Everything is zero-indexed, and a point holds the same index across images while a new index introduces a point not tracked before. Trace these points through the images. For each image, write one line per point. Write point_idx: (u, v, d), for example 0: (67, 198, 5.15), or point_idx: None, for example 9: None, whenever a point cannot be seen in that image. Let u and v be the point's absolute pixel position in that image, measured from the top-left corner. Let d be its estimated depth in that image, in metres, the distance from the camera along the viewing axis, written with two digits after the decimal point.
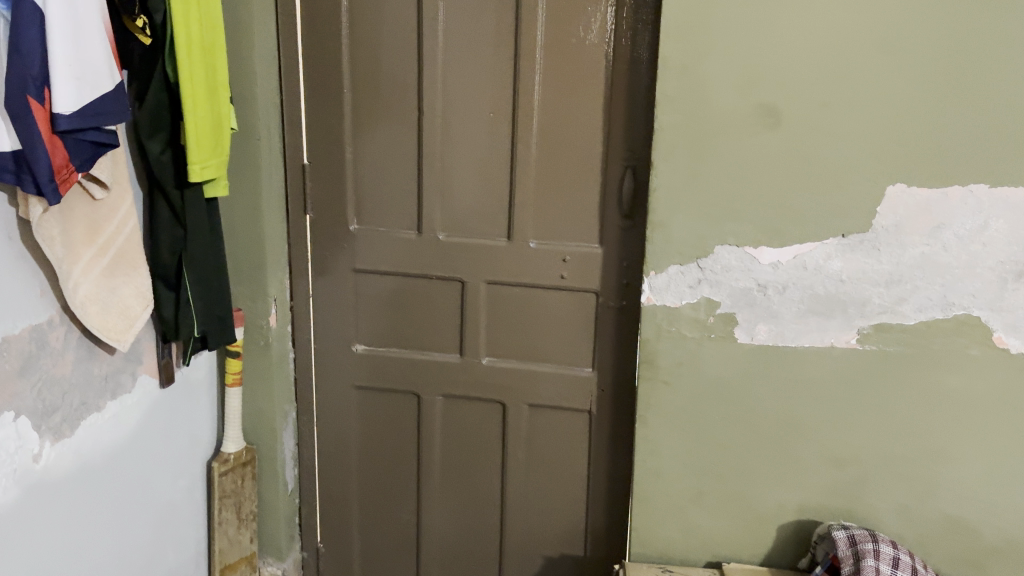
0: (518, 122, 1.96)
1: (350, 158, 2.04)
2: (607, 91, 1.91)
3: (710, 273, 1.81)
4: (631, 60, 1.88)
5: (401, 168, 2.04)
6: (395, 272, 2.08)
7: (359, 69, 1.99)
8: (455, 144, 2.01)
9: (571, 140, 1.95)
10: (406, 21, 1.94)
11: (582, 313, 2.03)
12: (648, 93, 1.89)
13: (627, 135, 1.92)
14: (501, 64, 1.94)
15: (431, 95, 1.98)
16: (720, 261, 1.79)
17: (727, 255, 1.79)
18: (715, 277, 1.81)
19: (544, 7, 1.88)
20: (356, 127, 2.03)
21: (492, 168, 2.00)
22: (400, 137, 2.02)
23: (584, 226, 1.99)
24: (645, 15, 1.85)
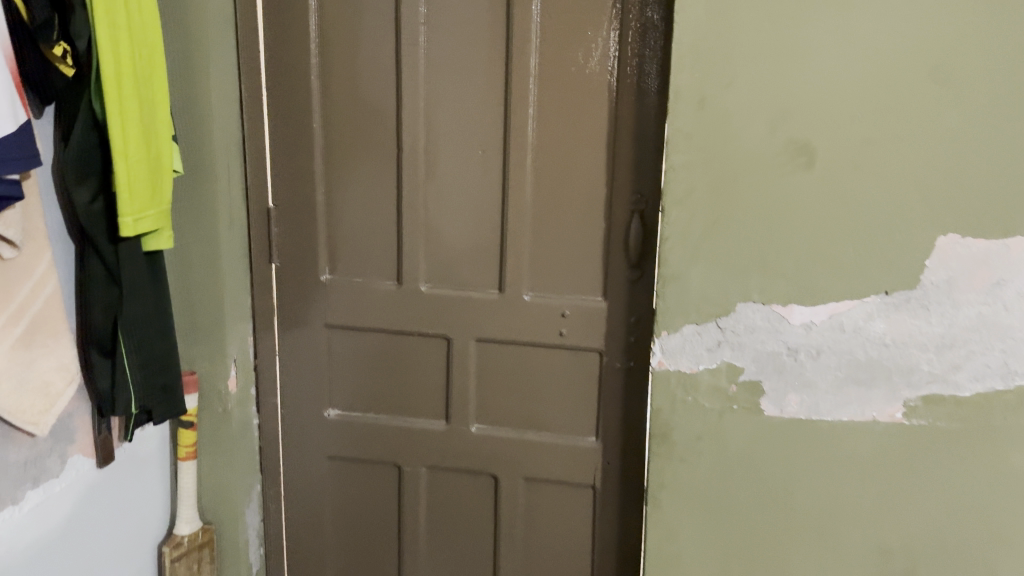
0: (509, 159, 1.73)
1: (322, 200, 1.81)
2: (611, 125, 1.68)
3: (731, 334, 1.56)
4: (638, 90, 1.65)
5: (379, 211, 1.81)
6: (372, 328, 1.84)
7: (331, 101, 1.77)
8: (439, 184, 1.78)
9: (571, 180, 1.72)
10: (382, 47, 1.73)
11: (585, 375, 1.79)
12: (657, 127, 1.66)
13: (634, 175, 1.69)
14: (490, 94, 1.72)
15: (412, 129, 1.76)
16: (743, 320, 1.55)
17: (751, 313, 1.55)
18: (737, 338, 1.56)
19: (539, 31, 1.66)
20: (328, 165, 1.80)
21: (481, 211, 1.77)
22: (378, 176, 1.79)
23: (586, 278, 1.76)
24: (653, 40, 1.62)
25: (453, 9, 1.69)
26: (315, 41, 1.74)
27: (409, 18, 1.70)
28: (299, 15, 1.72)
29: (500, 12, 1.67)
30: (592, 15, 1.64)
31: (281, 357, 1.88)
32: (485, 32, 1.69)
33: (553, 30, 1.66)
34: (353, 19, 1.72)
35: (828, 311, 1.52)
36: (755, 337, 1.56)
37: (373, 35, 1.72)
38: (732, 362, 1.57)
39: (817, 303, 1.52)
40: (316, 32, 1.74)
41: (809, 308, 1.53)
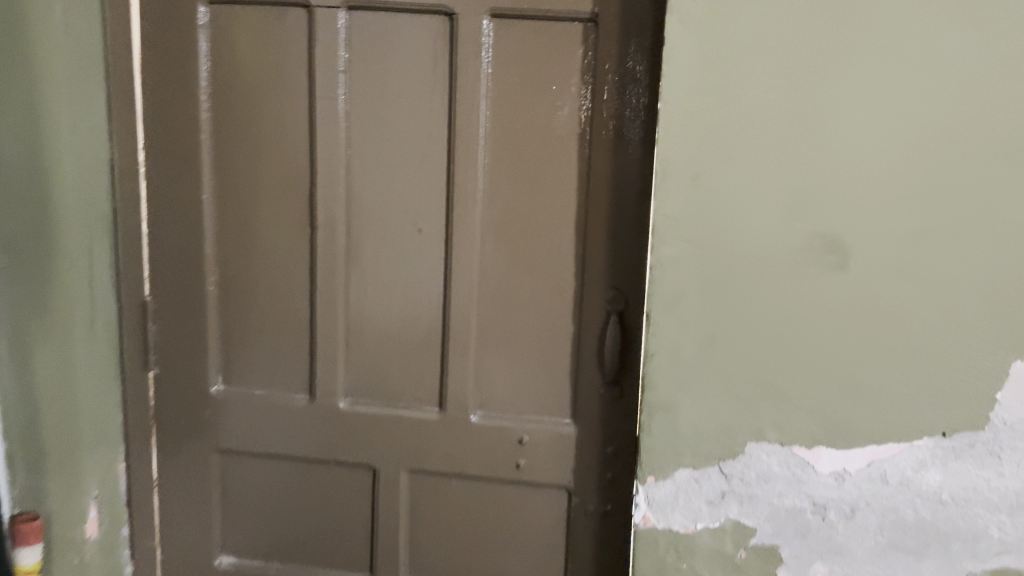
0: (452, 243, 1.36)
1: (215, 290, 1.44)
2: (580, 201, 1.32)
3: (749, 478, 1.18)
4: (615, 158, 1.29)
5: (288, 305, 1.43)
6: (276, 455, 1.47)
7: (229, 165, 1.40)
8: (364, 274, 1.40)
9: (530, 270, 1.35)
10: (292, 97, 1.36)
11: (547, 517, 1.40)
12: (639, 207, 1.29)
13: (610, 266, 1.32)
14: (428, 162, 1.35)
15: (329, 204, 1.38)
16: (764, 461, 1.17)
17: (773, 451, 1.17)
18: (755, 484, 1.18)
19: (491, 82, 1.31)
20: (224, 246, 1.43)
21: (416, 308, 1.40)
22: (286, 262, 1.42)
23: (548, 395, 1.38)
24: (633, 97, 1.27)
25: (383, 54, 1.34)
26: (208, 90, 1.38)
27: (326, 63, 1.34)
28: (187, 57, 1.36)
29: (442, 57, 1.32)
30: (558, 64, 1.29)
31: (159, 491, 1.51)
32: (423, 82, 1.33)
33: (508, 82, 1.31)
34: (256, 63, 1.36)
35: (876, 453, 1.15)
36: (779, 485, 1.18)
37: (281, 83, 1.36)
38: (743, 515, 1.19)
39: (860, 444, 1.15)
40: (209, 78, 1.38)
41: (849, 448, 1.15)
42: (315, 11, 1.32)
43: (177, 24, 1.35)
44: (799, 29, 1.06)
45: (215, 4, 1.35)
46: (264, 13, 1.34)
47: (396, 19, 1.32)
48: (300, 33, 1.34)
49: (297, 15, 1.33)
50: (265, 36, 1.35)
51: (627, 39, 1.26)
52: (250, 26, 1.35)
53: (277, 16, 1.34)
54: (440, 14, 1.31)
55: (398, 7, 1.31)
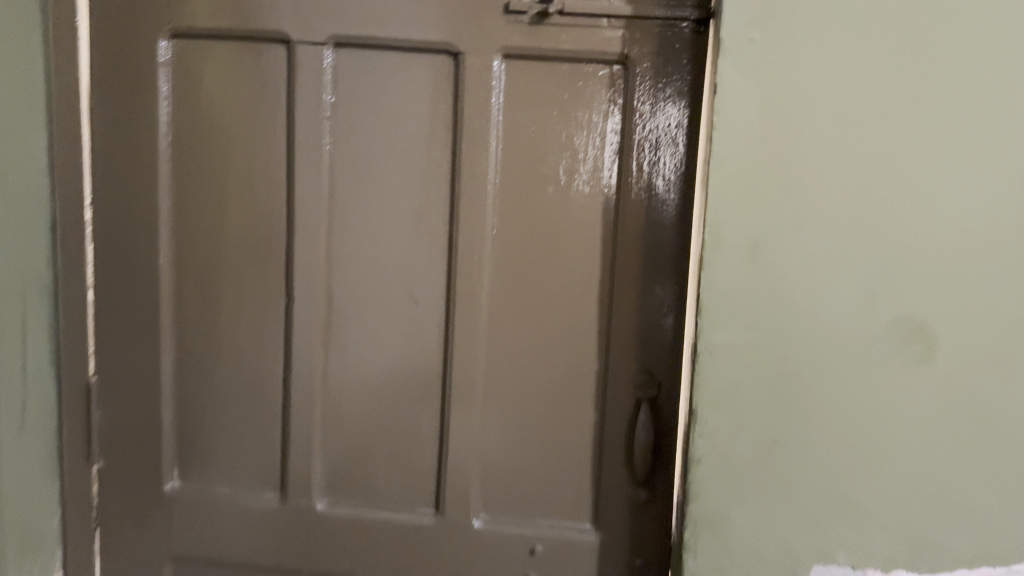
0: (454, 317, 1.17)
1: (173, 369, 1.23)
2: (603, 268, 1.14)
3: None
4: (647, 220, 1.11)
5: (259, 388, 1.22)
6: (241, 564, 1.25)
7: (192, 224, 1.20)
8: (348, 351, 1.20)
9: (546, 349, 1.16)
10: (268, 147, 1.17)
11: None
12: (675, 277, 1.11)
13: (640, 344, 1.13)
14: (427, 223, 1.16)
15: (309, 270, 1.18)
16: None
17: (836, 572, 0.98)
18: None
19: (502, 132, 1.13)
20: (184, 318, 1.22)
21: (410, 392, 1.20)
22: (257, 337, 1.21)
23: (564, 496, 1.17)
24: (669, 152, 1.10)
25: (376, 98, 1.15)
26: (169, 137, 1.18)
27: (308, 107, 1.15)
28: (145, 99, 1.17)
29: (445, 103, 1.14)
30: (580, 112, 1.12)
31: None
32: (422, 131, 1.15)
33: (522, 133, 1.13)
34: (227, 107, 1.17)
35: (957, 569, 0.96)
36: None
37: (255, 130, 1.17)
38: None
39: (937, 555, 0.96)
40: (170, 123, 1.18)
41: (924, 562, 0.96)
42: (297, 47, 1.13)
43: (133, 60, 1.16)
44: (874, 77, 0.90)
45: (178, 40, 1.16)
46: (236, 49, 1.15)
47: (391, 58, 1.14)
48: (279, 72, 1.15)
49: (276, 51, 1.14)
50: (237, 75, 1.16)
51: (662, 85, 1.08)
52: (220, 64, 1.16)
53: (252, 53, 1.15)
54: (444, 53, 1.13)
55: (395, 44, 1.13)
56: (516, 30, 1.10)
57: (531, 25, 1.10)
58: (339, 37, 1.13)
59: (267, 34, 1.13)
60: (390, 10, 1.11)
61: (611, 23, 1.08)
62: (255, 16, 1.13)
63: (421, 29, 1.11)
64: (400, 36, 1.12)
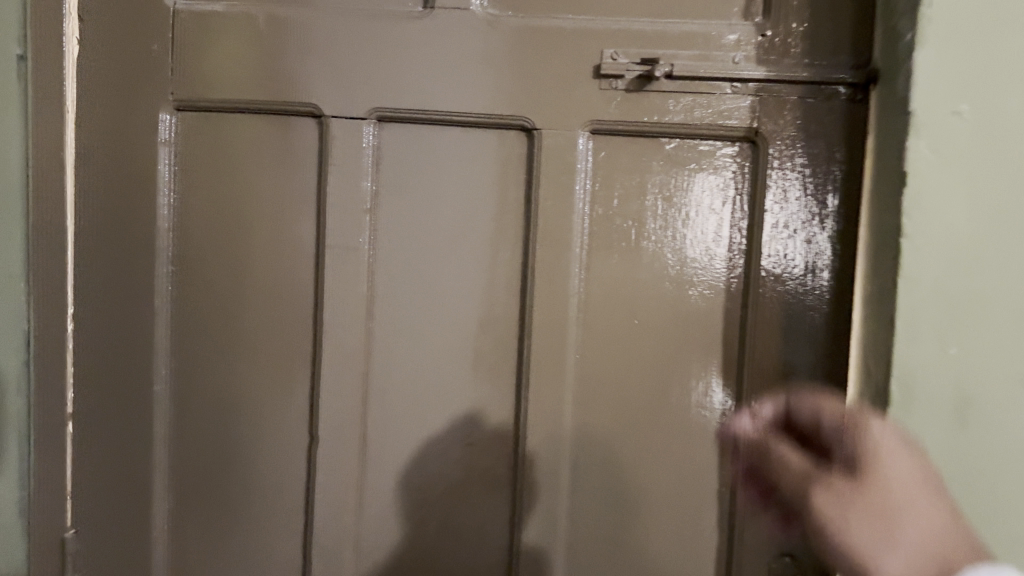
0: (524, 470, 0.90)
1: (168, 522, 0.98)
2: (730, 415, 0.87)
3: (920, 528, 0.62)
4: (786, 351, 0.85)
5: (275, 547, 0.96)
6: None
7: (195, 342, 0.95)
8: (385, 508, 0.94)
9: (649, 514, 0.89)
10: (292, 247, 0.93)
11: None
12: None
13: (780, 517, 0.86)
14: (491, 346, 0.91)
15: (339, 404, 0.93)
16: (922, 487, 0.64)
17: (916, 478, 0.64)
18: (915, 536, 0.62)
19: (590, 231, 0.88)
20: (185, 460, 0.97)
21: (466, 561, 0.93)
22: (272, 486, 0.96)
23: None
24: (816, 260, 0.84)
25: (429, 187, 0.90)
26: (172, 235, 0.94)
27: (342, 199, 0.90)
28: (142, 190, 0.93)
29: (517, 192, 0.89)
30: (695, 208, 0.87)
31: None
32: (488, 229, 0.90)
33: (616, 231, 0.87)
34: (242, 197, 0.93)
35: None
36: (935, 524, 0.62)
37: (277, 226, 0.93)
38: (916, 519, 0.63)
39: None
40: (174, 219, 0.94)
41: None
42: (330, 122, 0.89)
43: (129, 141, 0.92)
44: None
45: (185, 109, 0.92)
46: (256, 125, 0.92)
47: (450, 137, 0.90)
48: (308, 155, 0.91)
49: (304, 128, 0.91)
50: (255, 157, 0.92)
51: (805, 169, 0.83)
52: (235, 144, 0.92)
53: (275, 129, 0.91)
54: (517, 129, 0.88)
55: (454, 118, 0.88)
56: (611, 100, 0.85)
57: (629, 92, 0.85)
58: (384, 109, 0.89)
59: (294, 107, 0.90)
60: (449, 76, 0.88)
61: (735, 89, 0.84)
62: (280, 84, 0.90)
63: (487, 100, 0.87)
64: (461, 110, 0.88)
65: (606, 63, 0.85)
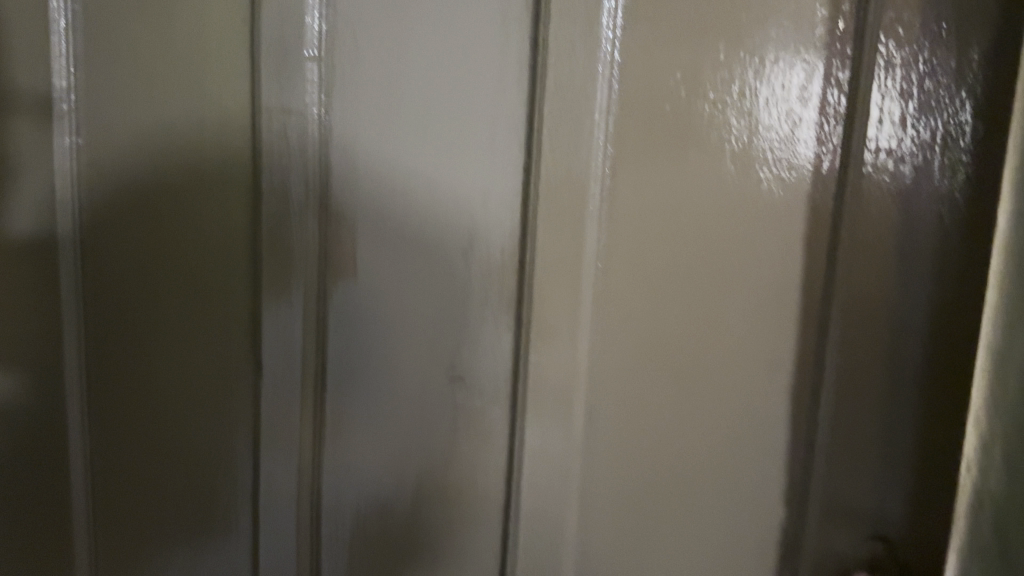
0: (522, 426, 0.68)
1: (88, 475, 0.79)
2: (811, 361, 0.63)
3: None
4: (896, 263, 0.60)
5: (219, 516, 0.77)
6: None
7: (110, 236, 0.75)
8: (348, 468, 0.73)
9: (690, 488, 0.66)
10: (221, 117, 0.71)
11: None
12: (939, 358, 0.60)
13: (876, 497, 0.62)
14: (484, 238, 0.68)
15: (287, 319, 0.71)
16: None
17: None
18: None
19: (620, 84, 0.63)
20: (102, 399, 0.78)
21: (454, 503, 0.72)
22: (212, 407, 0.76)
23: None
24: (953, 125, 0.58)
25: (401, 29, 0.66)
26: (73, 98, 0.73)
27: (282, 46, 0.67)
28: None
29: (520, 36, 0.64)
30: (783, 48, 0.60)
31: None
32: (481, 90, 0.66)
33: (658, 89, 0.63)
34: (157, 50, 0.71)
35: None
36: None
37: (201, 88, 0.71)
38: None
39: None
40: (73, 73, 0.73)
41: None
42: None
43: None
44: None
45: None
46: None
47: None
48: None
49: None
50: None
51: None
52: None
53: None
54: None
55: None
56: None
57: None
58: None
59: None
60: None
61: None
62: None
63: None
64: None
65: None
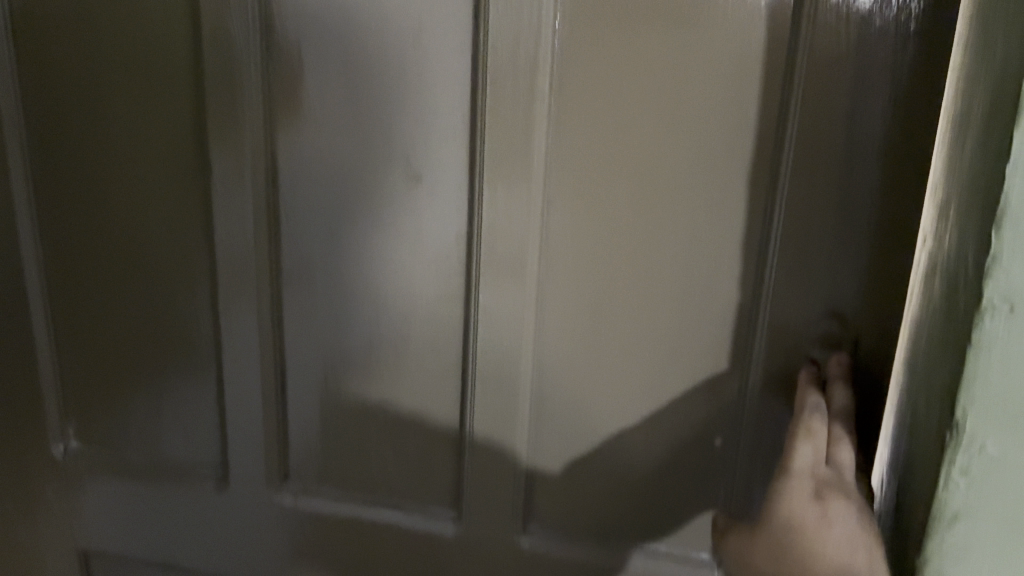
0: (478, 229, 0.67)
1: (45, 295, 0.78)
2: (769, 153, 0.61)
3: (820, 505, 0.51)
4: (858, 41, 0.57)
5: (181, 335, 0.76)
6: (172, 565, 0.83)
7: (44, 42, 0.71)
8: (303, 281, 0.72)
9: (646, 289, 0.66)
10: None
11: None
12: (898, 138, 0.57)
13: (830, 290, 0.62)
14: (428, 31, 0.64)
15: (234, 122, 0.69)
16: (855, 546, 0.49)
17: (851, 533, 0.49)
18: (834, 514, 0.50)
19: None
20: (56, 219, 0.76)
21: (409, 316, 0.71)
22: (163, 224, 0.74)
23: (669, 493, 0.70)
24: None
25: None
26: None
27: None
28: None
29: None
30: None
31: None
32: None
33: None
34: None
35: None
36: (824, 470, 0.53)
37: None
38: (829, 506, 0.51)
39: None
40: None
41: None
42: None
43: None
44: None
45: None
46: None
47: None
48: None
49: None
50: None
51: None
52: None
53: None
54: None
55: None
56: None
57: None
58: None
59: None
60: None
61: None
62: None
63: None
64: None
65: (802, 378, 0.61)
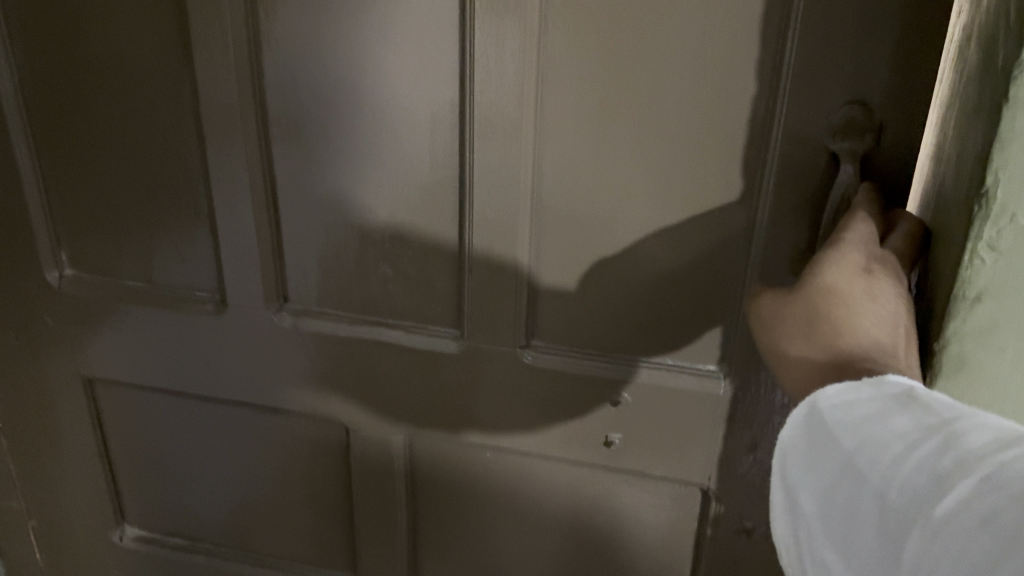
0: (470, 24, 0.61)
1: (23, 112, 0.74)
2: None
3: (868, 277, 0.48)
4: None
5: (164, 152, 0.72)
6: (177, 390, 0.83)
7: None
8: (286, 94, 0.68)
9: (655, 83, 0.60)
10: None
11: (658, 500, 0.76)
12: None
13: (854, 78, 0.56)
14: None
15: None
16: (895, 326, 0.47)
17: (895, 312, 0.47)
18: (879, 287, 0.48)
19: None
20: (24, 31, 0.71)
21: (399, 125, 0.66)
22: (132, 31, 0.68)
23: (675, 306, 0.67)
24: None
25: None
26: None
27: None
28: None
29: None
30: None
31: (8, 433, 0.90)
32: None
33: None
34: None
35: (886, 411, 0.40)
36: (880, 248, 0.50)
37: None
38: (877, 279, 0.48)
39: (858, 426, 0.41)
40: None
41: (815, 476, 0.42)
42: None
43: None
44: None
45: None
46: None
47: None
48: None
49: None
50: None
51: None
52: None
53: None
54: None
55: None
56: None
57: None
58: None
59: None
60: None
61: None
62: None
63: None
64: None
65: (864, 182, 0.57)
